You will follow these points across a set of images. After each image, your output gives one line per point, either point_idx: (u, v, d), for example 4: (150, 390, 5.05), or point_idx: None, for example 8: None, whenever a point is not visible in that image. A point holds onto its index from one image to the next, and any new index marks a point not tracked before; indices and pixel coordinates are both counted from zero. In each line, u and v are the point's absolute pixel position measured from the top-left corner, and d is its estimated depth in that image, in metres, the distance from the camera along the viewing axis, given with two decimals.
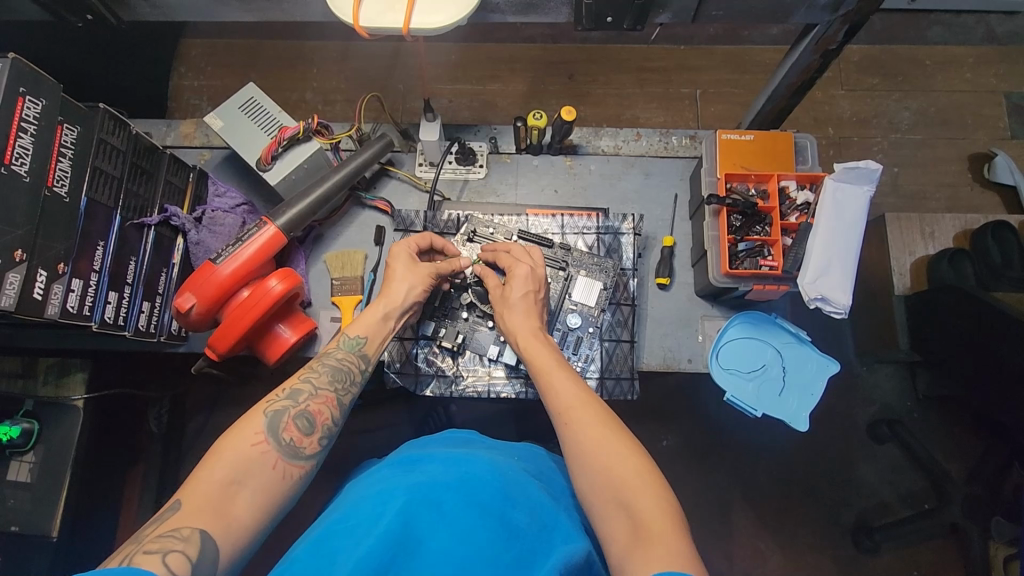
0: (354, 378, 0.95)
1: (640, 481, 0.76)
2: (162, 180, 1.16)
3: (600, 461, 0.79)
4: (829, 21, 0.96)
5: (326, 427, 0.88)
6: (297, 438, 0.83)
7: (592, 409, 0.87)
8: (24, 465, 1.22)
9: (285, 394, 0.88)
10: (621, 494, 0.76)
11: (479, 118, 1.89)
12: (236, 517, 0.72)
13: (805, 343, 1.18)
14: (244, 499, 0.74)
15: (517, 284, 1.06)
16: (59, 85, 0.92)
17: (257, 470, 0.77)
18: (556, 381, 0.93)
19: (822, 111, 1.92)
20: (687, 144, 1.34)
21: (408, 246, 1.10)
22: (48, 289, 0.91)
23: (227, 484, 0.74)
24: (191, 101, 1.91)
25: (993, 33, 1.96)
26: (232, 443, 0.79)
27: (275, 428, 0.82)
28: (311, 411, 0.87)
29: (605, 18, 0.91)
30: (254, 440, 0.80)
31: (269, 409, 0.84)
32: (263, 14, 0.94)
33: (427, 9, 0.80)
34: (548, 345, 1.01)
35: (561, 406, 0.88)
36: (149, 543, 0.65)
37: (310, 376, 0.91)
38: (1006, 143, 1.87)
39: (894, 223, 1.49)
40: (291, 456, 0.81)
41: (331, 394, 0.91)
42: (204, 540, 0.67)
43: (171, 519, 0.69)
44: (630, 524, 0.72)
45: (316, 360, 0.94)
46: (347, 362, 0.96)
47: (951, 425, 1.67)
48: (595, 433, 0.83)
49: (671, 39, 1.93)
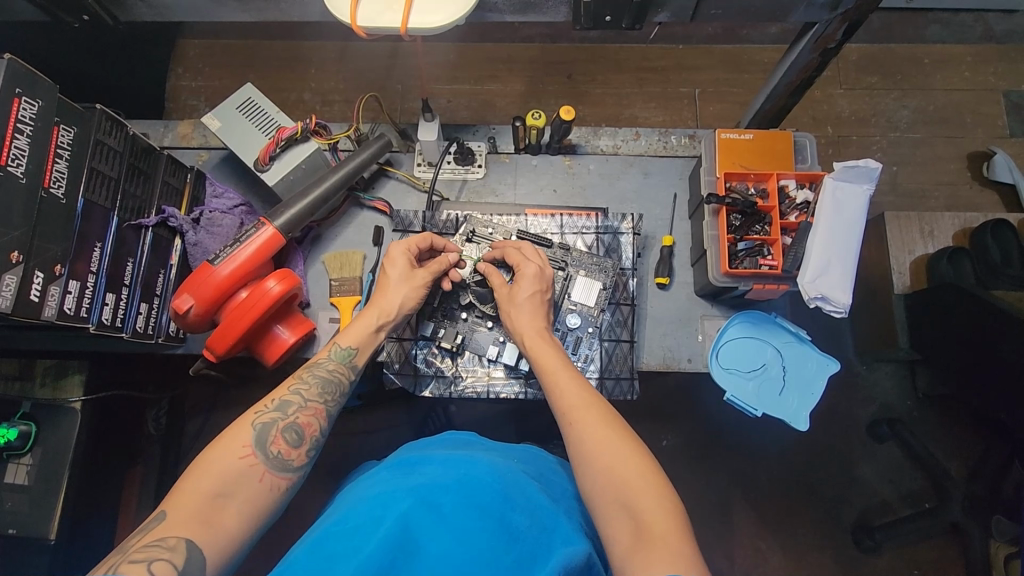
0: (343, 389, 0.95)
1: (643, 482, 0.76)
2: (159, 180, 1.15)
3: (602, 461, 0.79)
4: (828, 19, 0.95)
5: (314, 439, 0.87)
6: (285, 452, 0.82)
7: (596, 409, 0.86)
8: (22, 467, 1.22)
9: (274, 406, 0.87)
10: (623, 495, 0.75)
11: (478, 118, 1.89)
12: (224, 526, 0.72)
13: (806, 342, 1.17)
14: (234, 509, 0.74)
15: (527, 283, 1.06)
16: (55, 85, 0.92)
17: (244, 484, 0.77)
18: (559, 381, 0.92)
19: (821, 110, 1.92)
20: (687, 143, 1.34)
21: (406, 247, 1.09)
22: (45, 290, 0.90)
23: (214, 497, 0.74)
24: (189, 102, 1.90)
25: (991, 31, 1.96)
26: (218, 457, 0.78)
27: (263, 441, 0.81)
28: (299, 423, 0.86)
29: (603, 18, 0.91)
30: (241, 453, 0.79)
31: (257, 422, 0.83)
32: (261, 14, 0.94)
33: (425, 9, 0.80)
34: (554, 345, 1.01)
35: (566, 405, 0.88)
36: (135, 552, 0.66)
37: (300, 388, 0.91)
38: (1005, 141, 1.87)
39: (894, 222, 1.49)
40: (279, 469, 0.81)
41: (320, 405, 0.90)
42: (191, 550, 0.68)
43: (157, 529, 0.69)
44: (633, 524, 0.72)
45: (306, 370, 0.93)
46: (337, 373, 0.95)
47: (951, 424, 1.67)
48: (597, 433, 0.82)
49: (670, 38, 1.93)
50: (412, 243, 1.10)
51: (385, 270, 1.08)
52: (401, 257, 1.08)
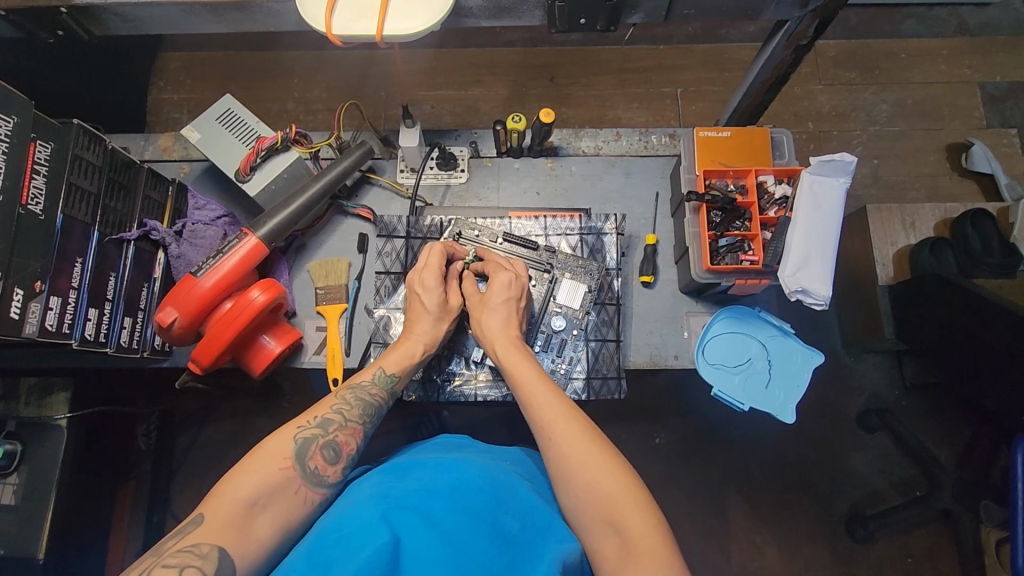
0: (380, 411, 0.96)
1: (629, 499, 0.78)
2: (140, 195, 1.15)
3: (581, 476, 0.81)
4: (799, 16, 0.96)
5: (350, 458, 0.88)
6: (321, 467, 0.83)
7: (573, 422, 0.87)
8: (8, 487, 1.20)
9: (316, 422, 0.87)
10: (610, 511, 0.78)
11: (462, 123, 1.90)
12: (257, 537, 0.73)
13: (790, 335, 1.18)
14: (267, 519, 0.75)
15: (500, 290, 1.06)
16: (30, 102, 0.91)
17: (282, 494, 0.78)
18: (535, 396, 0.93)
19: (801, 106, 1.94)
20: (667, 142, 1.35)
21: (438, 271, 1.08)
22: (25, 307, 0.90)
23: (250, 505, 0.75)
24: (171, 115, 1.90)
25: (965, 24, 1.99)
26: (262, 464, 0.79)
27: (302, 454, 0.82)
28: (338, 441, 0.87)
29: (578, 20, 0.91)
30: (281, 464, 0.80)
31: (299, 435, 0.84)
32: (237, 25, 0.94)
33: (399, 16, 0.80)
34: (524, 351, 1.03)
35: (543, 421, 0.89)
36: (168, 556, 0.67)
37: (341, 408, 0.91)
38: (982, 132, 1.90)
39: (875, 214, 1.52)
40: (315, 484, 0.82)
41: (358, 426, 0.91)
42: (223, 559, 0.69)
43: (191, 534, 0.71)
44: (620, 542, 0.75)
45: (347, 390, 0.94)
46: (377, 397, 0.95)
47: (938, 411, 1.68)
48: (575, 449, 0.84)
49: (650, 40, 1.95)
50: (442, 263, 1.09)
51: (415, 293, 1.07)
52: (434, 274, 1.08)
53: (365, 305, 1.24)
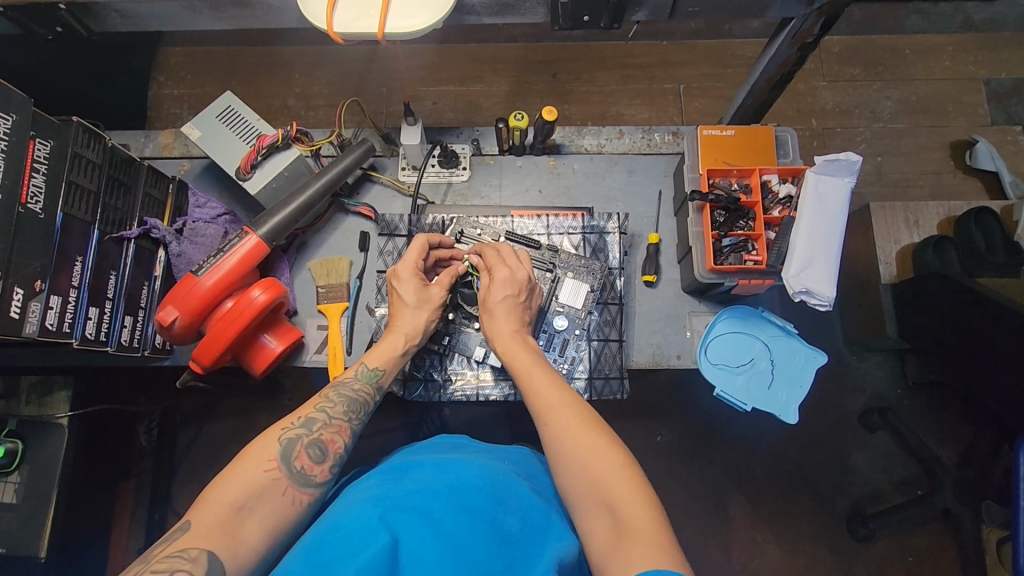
0: (366, 408, 0.95)
1: (625, 482, 0.77)
2: (140, 193, 1.14)
3: (576, 458, 0.81)
4: (804, 14, 0.95)
5: (337, 456, 0.88)
6: (308, 466, 0.83)
7: (571, 409, 0.87)
8: (9, 486, 1.20)
9: (300, 422, 0.87)
10: (603, 493, 0.77)
11: (464, 119, 1.89)
12: (246, 539, 0.72)
13: (793, 335, 1.18)
14: (256, 522, 0.74)
15: (498, 288, 1.04)
16: (29, 99, 0.90)
17: (268, 497, 0.77)
18: (533, 383, 0.93)
19: (805, 103, 1.93)
20: (670, 140, 1.33)
21: (413, 267, 1.07)
22: (25, 307, 0.89)
23: (238, 508, 0.74)
24: (172, 111, 1.89)
25: (971, 20, 1.97)
26: (246, 467, 0.79)
27: (288, 454, 0.82)
28: (323, 440, 0.87)
29: (582, 17, 0.90)
30: (266, 466, 0.80)
31: (283, 436, 0.84)
32: (238, 22, 0.93)
33: (401, 13, 0.79)
34: (530, 347, 1.01)
35: (541, 406, 0.89)
36: (157, 562, 0.67)
37: (325, 406, 0.91)
38: (986, 129, 1.89)
39: (879, 212, 1.51)
40: (302, 484, 0.81)
41: (344, 423, 0.91)
42: (212, 562, 0.68)
43: (180, 539, 0.70)
44: (613, 523, 0.74)
45: (331, 389, 0.94)
46: (363, 393, 0.95)
47: (940, 410, 1.68)
48: (574, 434, 0.83)
49: (652, 35, 1.94)
50: (418, 260, 1.08)
51: (393, 289, 1.07)
52: (408, 268, 1.07)
53: (367, 304, 1.23)
